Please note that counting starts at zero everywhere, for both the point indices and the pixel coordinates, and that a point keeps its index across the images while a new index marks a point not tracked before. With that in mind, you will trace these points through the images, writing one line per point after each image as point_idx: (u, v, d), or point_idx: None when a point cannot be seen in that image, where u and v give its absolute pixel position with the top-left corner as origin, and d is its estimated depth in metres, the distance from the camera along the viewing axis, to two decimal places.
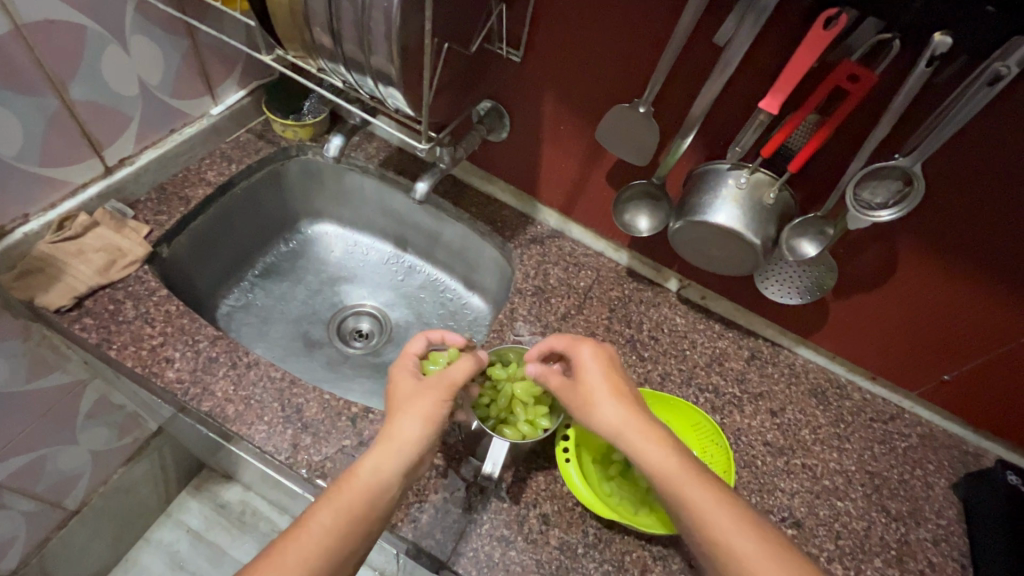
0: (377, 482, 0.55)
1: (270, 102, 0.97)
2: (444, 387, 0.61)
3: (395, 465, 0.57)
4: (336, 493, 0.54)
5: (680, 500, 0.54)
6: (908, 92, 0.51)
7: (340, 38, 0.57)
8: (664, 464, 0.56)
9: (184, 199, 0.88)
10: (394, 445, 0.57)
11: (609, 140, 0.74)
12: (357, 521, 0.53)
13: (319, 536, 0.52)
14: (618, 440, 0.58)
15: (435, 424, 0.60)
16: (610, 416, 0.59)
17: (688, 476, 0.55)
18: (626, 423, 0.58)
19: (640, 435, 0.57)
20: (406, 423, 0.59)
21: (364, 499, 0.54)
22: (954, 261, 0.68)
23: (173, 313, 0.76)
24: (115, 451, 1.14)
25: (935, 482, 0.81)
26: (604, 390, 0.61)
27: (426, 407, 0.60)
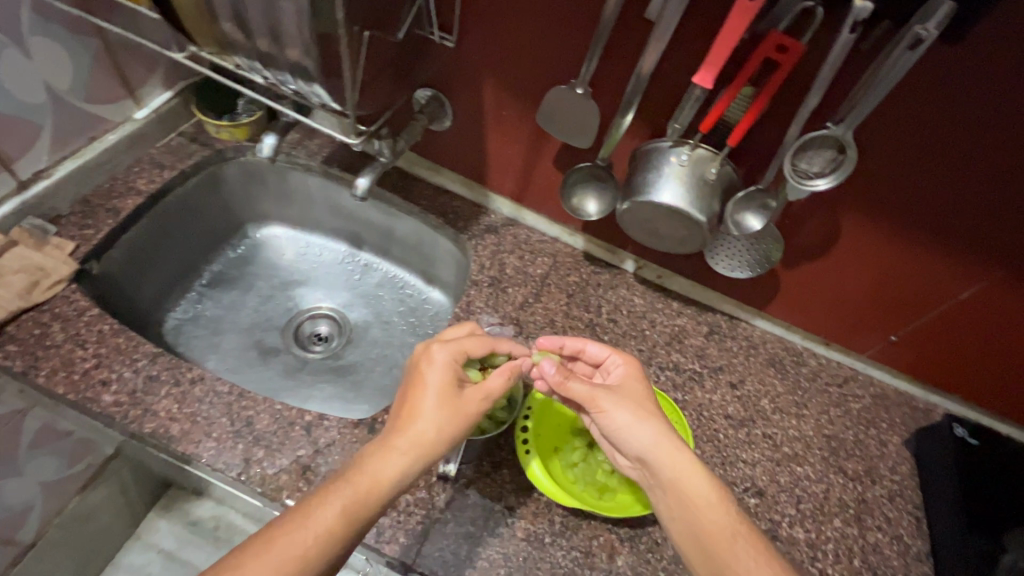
0: (389, 483, 0.54)
1: (200, 103, 0.92)
2: (481, 394, 0.60)
3: (409, 467, 0.55)
4: (343, 485, 0.53)
5: (709, 528, 0.56)
6: (834, 60, 0.51)
7: (252, 30, 0.54)
8: (696, 489, 0.58)
9: (112, 211, 0.83)
10: (413, 446, 0.56)
11: (551, 125, 0.73)
12: (360, 518, 0.52)
13: (320, 529, 0.50)
14: (654, 459, 0.59)
15: (451, 441, 0.58)
16: (651, 436, 0.60)
17: (715, 505, 0.57)
18: (665, 446, 0.59)
19: (676, 458, 0.59)
20: (432, 428, 0.57)
21: (371, 497, 0.53)
22: (894, 225, 0.70)
23: (107, 333, 0.72)
24: (69, 479, 1.09)
25: (889, 440, 0.84)
26: (642, 408, 0.62)
27: (455, 413, 0.58)
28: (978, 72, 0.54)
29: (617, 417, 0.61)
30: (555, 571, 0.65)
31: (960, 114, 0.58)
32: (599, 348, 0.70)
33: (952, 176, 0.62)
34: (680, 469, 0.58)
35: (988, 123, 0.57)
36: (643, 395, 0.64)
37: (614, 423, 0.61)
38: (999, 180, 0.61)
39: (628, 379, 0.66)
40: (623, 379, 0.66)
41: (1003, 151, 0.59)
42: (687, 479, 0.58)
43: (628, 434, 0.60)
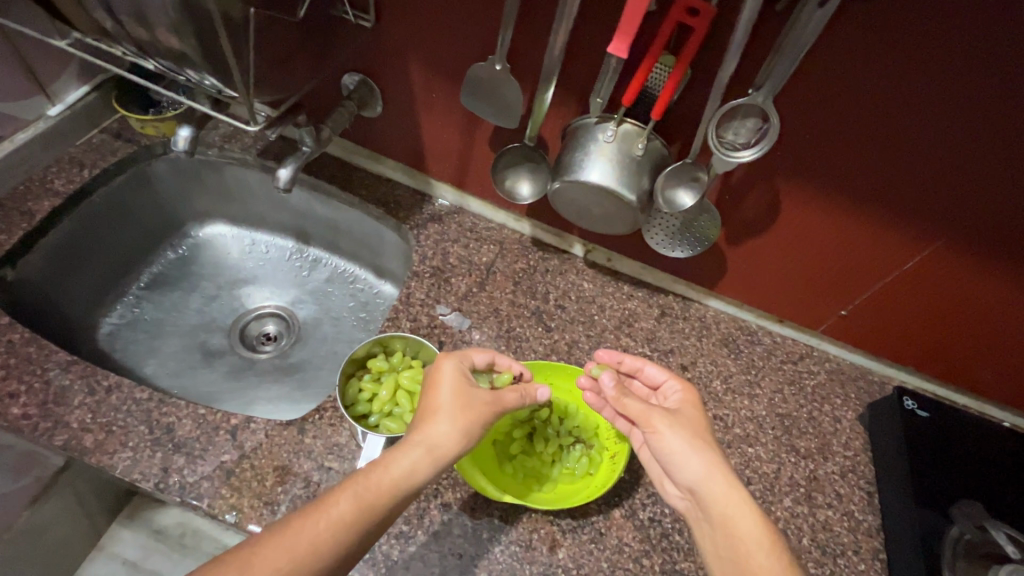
0: (404, 483, 0.52)
1: (122, 98, 0.88)
2: (499, 402, 0.60)
3: (427, 468, 0.54)
4: (359, 481, 0.51)
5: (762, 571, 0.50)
6: (745, 21, 0.48)
7: (128, 12, 0.51)
8: (752, 528, 0.53)
9: (26, 214, 0.79)
10: (431, 447, 0.55)
11: (475, 103, 0.70)
12: (374, 518, 0.50)
13: (333, 525, 0.48)
14: (709, 492, 0.55)
15: (469, 443, 0.57)
16: (708, 466, 0.56)
17: (772, 547, 0.52)
18: (722, 479, 0.56)
19: (731, 492, 0.55)
20: (452, 430, 0.56)
21: (386, 496, 0.51)
22: (831, 195, 0.68)
23: (16, 343, 0.68)
24: (16, 495, 1.05)
25: (843, 416, 0.83)
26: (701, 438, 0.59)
27: (474, 418, 0.58)
28: (919, 29, 0.52)
29: (668, 439, 0.58)
30: (494, 567, 0.63)
31: (912, 77, 0.55)
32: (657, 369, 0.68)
33: (905, 142, 0.60)
34: (737, 505, 0.54)
35: (941, 85, 0.55)
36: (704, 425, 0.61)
37: (669, 448, 0.59)
38: (972, 152, 0.59)
39: (690, 406, 0.63)
40: (685, 405, 0.63)
41: (972, 120, 0.56)
42: (741, 515, 0.53)
43: (684, 462, 0.57)
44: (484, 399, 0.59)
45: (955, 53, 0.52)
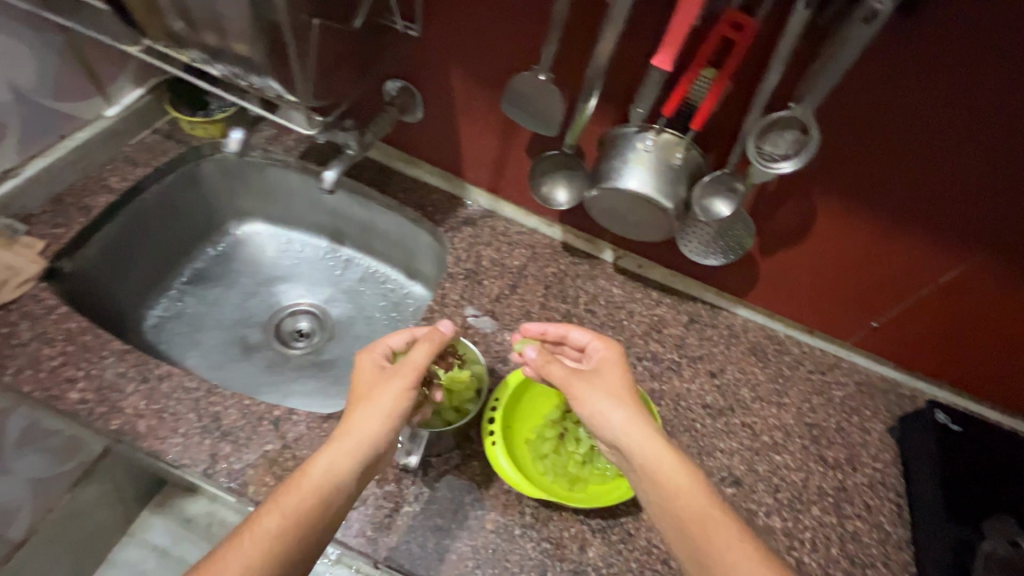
0: (335, 482, 0.55)
1: (174, 99, 0.91)
2: (410, 373, 0.62)
3: (352, 464, 0.57)
4: (286, 494, 0.53)
5: (690, 508, 0.55)
6: (790, 35, 0.49)
7: (200, 20, 0.54)
8: (672, 471, 0.57)
9: (84, 209, 0.83)
10: (352, 443, 0.57)
11: (514, 108, 0.71)
12: (309, 523, 0.52)
13: (264, 542, 0.50)
14: (629, 443, 0.60)
15: (394, 419, 0.60)
16: (625, 419, 0.61)
17: (693, 483, 0.56)
18: (640, 428, 0.60)
19: (649, 439, 0.59)
20: (373, 420, 0.59)
21: (316, 499, 0.53)
22: (864, 208, 0.68)
23: (74, 331, 0.71)
24: (58, 477, 1.09)
25: (872, 428, 0.83)
26: (618, 393, 0.63)
27: (389, 402, 0.60)
28: (954, 46, 0.53)
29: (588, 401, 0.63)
30: (525, 563, 0.64)
31: (943, 93, 0.56)
32: (580, 333, 0.70)
33: (934, 156, 0.61)
34: (655, 452, 0.58)
35: (972, 101, 0.56)
36: (623, 380, 0.65)
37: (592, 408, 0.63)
38: (995, 164, 0.59)
39: (611, 363, 0.66)
40: (604, 364, 0.67)
41: (998, 135, 0.57)
42: (662, 460, 0.58)
43: (606, 419, 0.62)
44: (394, 378, 0.61)
45: (990, 72, 0.53)
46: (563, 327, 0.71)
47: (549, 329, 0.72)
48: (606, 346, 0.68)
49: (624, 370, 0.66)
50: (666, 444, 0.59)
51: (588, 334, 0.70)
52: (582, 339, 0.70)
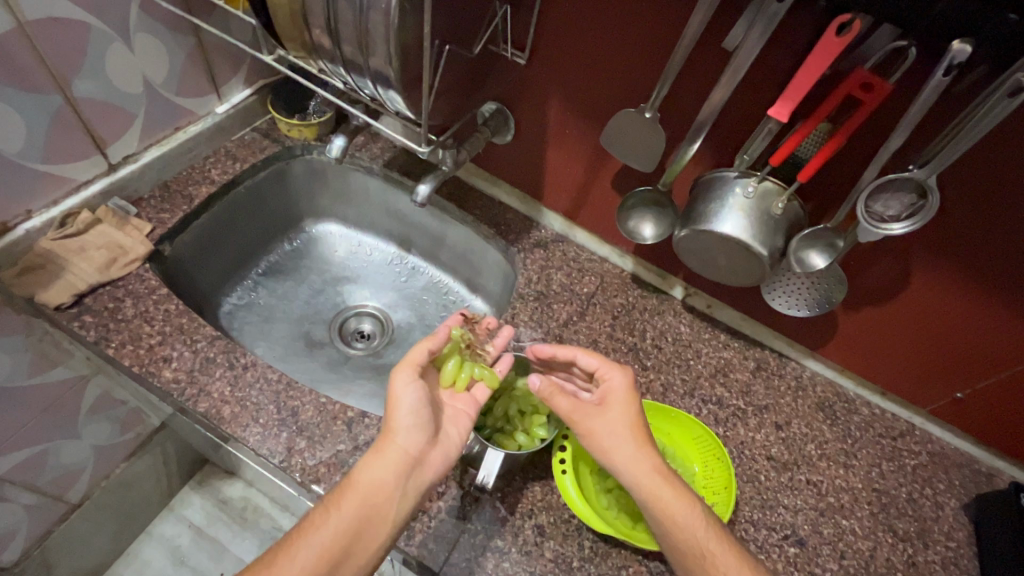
0: (370, 486, 0.56)
1: (275, 101, 0.96)
2: (410, 365, 0.61)
3: (383, 466, 0.56)
4: (335, 499, 0.56)
5: (693, 546, 0.56)
6: (924, 101, 0.50)
7: (341, 40, 0.59)
8: (677, 512, 0.57)
9: (187, 197, 0.88)
10: (380, 447, 0.57)
11: (615, 146, 0.74)
12: (351, 526, 0.54)
13: (313, 544, 0.53)
14: (633, 482, 0.59)
15: (420, 413, 0.59)
16: (633, 457, 0.59)
17: (693, 517, 0.57)
18: (645, 466, 0.59)
19: (653, 477, 0.58)
20: (397, 420, 0.59)
21: (355, 504, 0.55)
22: (967, 276, 0.66)
23: (172, 313, 0.77)
24: (117, 446, 1.13)
25: (945, 503, 0.79)
26: (623, 429, 0.61)
27: (405, 401, 0.59)
28: None
29: (602, 439, 0.60)
30: None
31: None
32: (589, 359, 0.66)
33: None
34: (656, 489, 0.58)
35: None
36: (630, 413, 0.62)
37: (597, 445, 0.61)
38: None
39: (618, 394, 0.63)
40: (611, 394, 0.63)
41: None
42: (665, 498, 0.57)
43: (610, 457, 0.60)
44: (398, 374, 0.61)
45: None
46: (571, 350, 0.67)
47: (557, 352, 0.67)
48: (614, 372, 0.64)
49: (633, 400, 0.63)
50: (667, 478, 0.59)
51: (596, 359, 0.65)
52: (590, 363, 0.66)
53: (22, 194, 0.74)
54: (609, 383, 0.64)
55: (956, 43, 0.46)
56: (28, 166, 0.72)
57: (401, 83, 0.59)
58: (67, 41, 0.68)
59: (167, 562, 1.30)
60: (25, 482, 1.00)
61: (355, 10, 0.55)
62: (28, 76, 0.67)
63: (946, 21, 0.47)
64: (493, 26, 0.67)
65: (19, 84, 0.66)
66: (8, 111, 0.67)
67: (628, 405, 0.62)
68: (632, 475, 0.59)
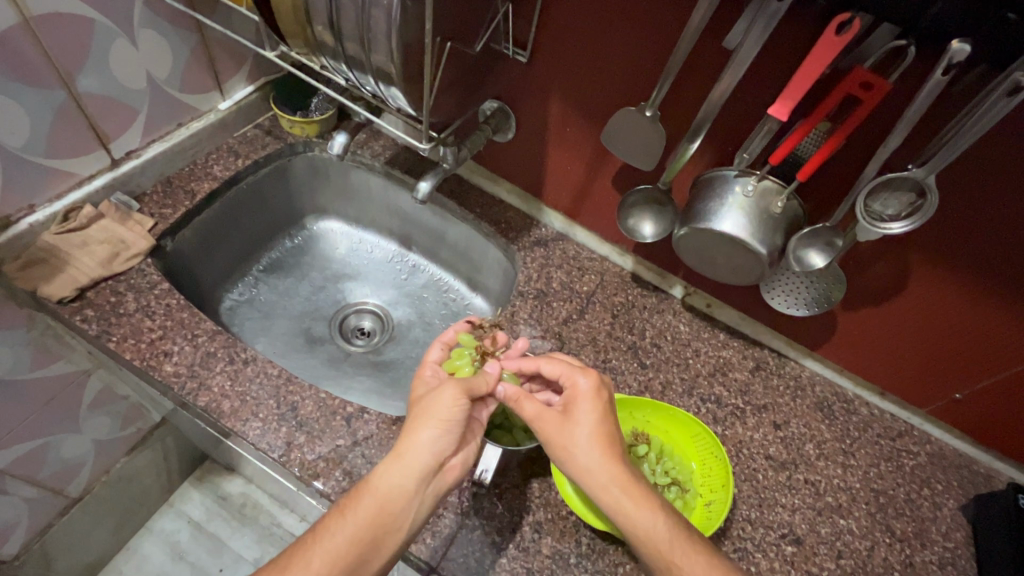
0: (394, 493, 0.55)
1: (277, 98, 0.97)
2: (459, 385, 0.60)
3: (408, 474, 0.56)
4: (349, 503, 0.55)
5: (655, 554, 0.55)
6: (923, 100, 0.50)
7: (343, 36, 0.59)
8: (638, 516, 0.56)
9: (189, 193, 0.88)
10: (408, 455, 0.56)
11: (615, 145, 0.74)
12: (371, 532, 0.53)
13: (329, 549, 0.52)
14: (593, 489, 0.58)
15: (450, 424, 0.58)
16: (592, 466, 0.58)
17: (655, 524, 0.56)
18: (602, 473, 0.58)
19: (609, 486, 0.57)
20: (426, 428, 0.58)
21: (377, 510, 0.54)
22: (966, 276, 0.66)
23: (173, 307, 0.77)
24: (118, 441, 1.13)
25: (943, 503, 0.79)
26: (581, 436, 0.60)
27: (440, 411, 0.58)
28: None
29: (564, 448, 0.60)
30: None
31: None
32: (552, 366, 0.66)
33: None
34: (613, 497, 0.57)
35: None
36: (591, 418, 0.61)
37: (557, 454, 0.60)
38: None
39: (580, 399, 0.62)
40: (573, 400, 0.63)
41: None
42: (624, 506, 0.56)
43: (569, 465, 0.59)
44: (444, 390, 0.60)
45: None
46: (534, 362, 0.67)
47: (522, 364, 0.68)
48: (576, 378, 0.64)
49: (595, 405, 0.62)
50: (627, 485, 0.57)
51: (559, 366, 0.66)
52: (555, 371, 0.66)
53: (25, 188, 0.74)
54: (573, 388, 0.64)
55: (954, 43, 0.46)
56: (31, 160, 0.73)
57: (403, 79, 0.59)
58: (70, 36, 0.68)
59: (166, 558, 1.31)
60: (26, 476, 1.00)
61: (357, 6, 0.55)
62: (32, 70, 0.67)
63: (945, 20, 0.47)
64: (494, 24, 0.67)
65: (23, 78, 0.66)
66: (12, 105, 0.67)
67: (590, 410, 0.61)
68: (594, 482, 0.58)
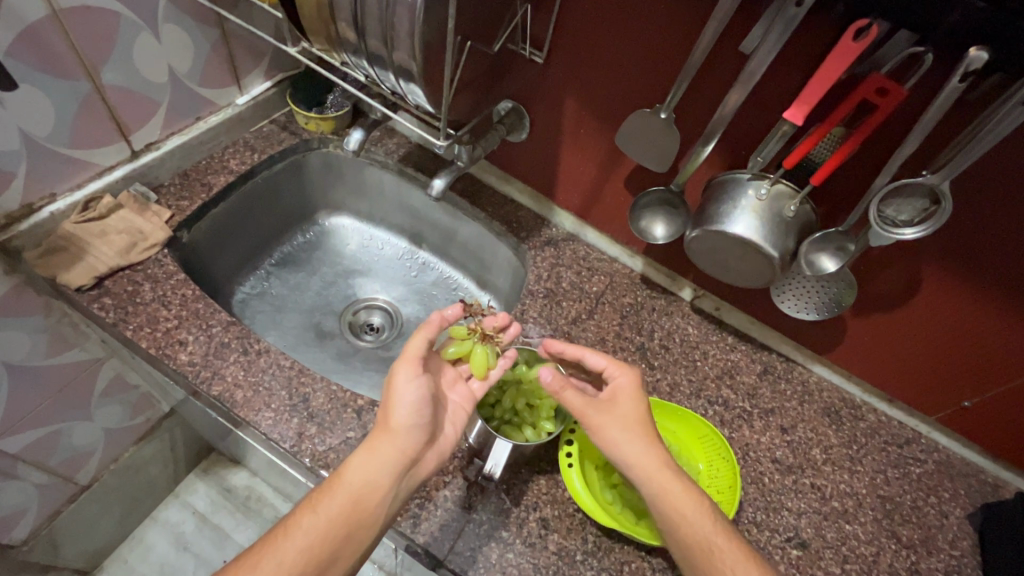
0: (363, 487, 0.55)
1: (293, 94, 0.98)
2: (411, 361, 0.60)
3: (380, 468, 0.56)
4: (321, 496, 0.55)
5: (699, 540, 0.56)
6: (940, 106, 0.50)
7: (365, 33, 0.60)
8: (682, 503, 0.57)
9: (206, 186, 0.90)
10: (379, 448, 0.56)
11: (629, 147, 0.75)
12: (341, 527, 0.54)
13: (298, 544, 0.53)
14: (639, 476, 0.58)
15: (418, 411, 0.59)
16: (641, 453, 0.59)
17: (700, 513, 0.57)
18: (652, 460, 0.58)
19: (659, 472, 0.58)
20: (395, 419, 0.58)
21: (347, 503, 0.55)
22: (978, 284, 0.66)
23: (189, 298, 0.78)
24: (127, 430, 1.14)
25: (950, 512, 0.79)
26: (634, 424, 0.60)
27: (404, 395, 0.58)
28: None
29: (610, 434, 0.60)
30: None
31: None
32: (597, 358, 0.66)
33: None
34: (664, 483, 0.57)
35: None
36: (640, 409, 0.61)
37: (605, 439, 0.60)
38: None
39: (628, 390, 0.63)
40: (620, 391, 0.63)
41: None
42: (673, 493, 0.57)
43: (617, 451, 0.59)
44: (400, 370, 0.60)
45: None
46: (580, 350, 0.67)
47: (567, 349, 0.68)
48: (623, 371, 0.64)
49: (643, 397, 0.63)
50: (676, 475, 0.58)
51: (604, 359, 0.66)
52: (599, 363, 0.66)
53: (48, 177, 0.75)
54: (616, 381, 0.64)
55: (972, 52, 0.47)
56: (54, 149, 0.74)
57: (423, 77, 0.60)
58: (96, 28, 0.69)
59: (170, 548, 1.32)
60: (38, 463, 1.01)
61: (381, 5, 0.56)
62: (57, 60, 0.68)
63: (962, 27, 0.47)
64: (512, 25, 0.68)
65: (48, 69, 0.68)
66: (39, 95, 0.68)
67: (637, 401, 0.62)
68: (640, 468, 0.58)
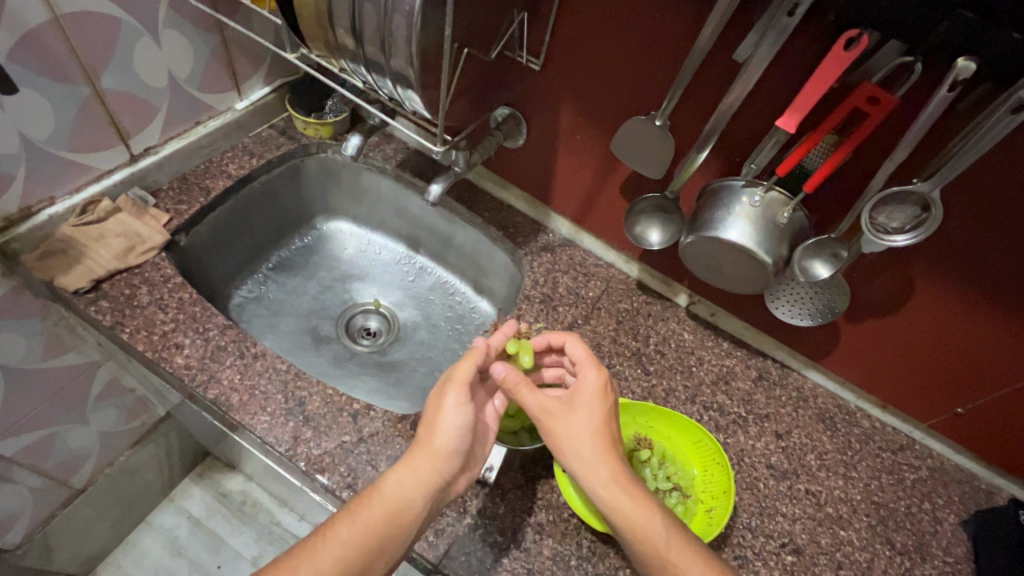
0: (400, 502, 0.55)
1: (292, 99, 0.98)
2: (458, 388, 0.59)
3: (418, 489, 0.56)
4: (359, 507, 0.55)
5: (647, 547, 0.55)
6: (929, 115, 0.51)
7: (363, 40, 0.61)
8: (632, 514, 0.57)
9: (204, 189, 0.90)
10: (417, 467, 0.56)
11: (625, 153, 0.75)
12: (375, 540, 0.54)
13: (334, 551, 0.53)
14: (589, 484, 0.59)
15: (457, 437, 0.58)
16: (590, 462, 0.59)
17: (652, 522, 0.56)
18: (603, 469, 0.58)
19: (607, 483, 0.58)
20: (436, 441, 0.57)
21: (382, 519, 0.55)
22: (968, 291, 0.67)
23: (186, 301, 0.79)
24: (123, 433, 1.14)
25: (944, 518, 0.79)
26: (588, 432, 0.60)
27: (445, 420, 0.58)
28: None
29: (563, 439, 0.60)
30: None
31: None
32: (574, 349, 0.66)
33: None
34: (614, 495, 0.57)
35: None
36: (598, 415, 0.61)
37: (557, 444, 0.61)
38: None
39: (589, 391, 0.62)
40: (581, 391, 0.63)
41: None
42: (622, 505, 0.57)
43: (569, 456, 0.60)
44: (447, 395, 0.59)
45: None
46: (562, 336, 0.68)
47: (550, 339, 0.69)
48: (589, 370, 0.64)
49: (602, 401, 0.62)
50: (625, 479, 0.58)
51: (579, 352, 0.66)
52: (576, 354, 0.66)
53: (47, 181, 0.76)
54: (582, 379, 0.64)
55: (959, 62, 0.48)
56: (54, 154, 0.74)
57: (420, 83, 0.61)
58: (97, 34, 0.70)
59: (164, 553, 1.31)
60: (33, 466, 1.00)
61: (379, 12, 0.57)
62: (57, 66, 0.69)
63: (951, 39, 0.48)
64: (509, 32, 0.69)
65: (50, 74, 0.68)
66: (39, 100, 0.69)
67: (593, 405, 0.61)
68: (590, 480, 0.58)
